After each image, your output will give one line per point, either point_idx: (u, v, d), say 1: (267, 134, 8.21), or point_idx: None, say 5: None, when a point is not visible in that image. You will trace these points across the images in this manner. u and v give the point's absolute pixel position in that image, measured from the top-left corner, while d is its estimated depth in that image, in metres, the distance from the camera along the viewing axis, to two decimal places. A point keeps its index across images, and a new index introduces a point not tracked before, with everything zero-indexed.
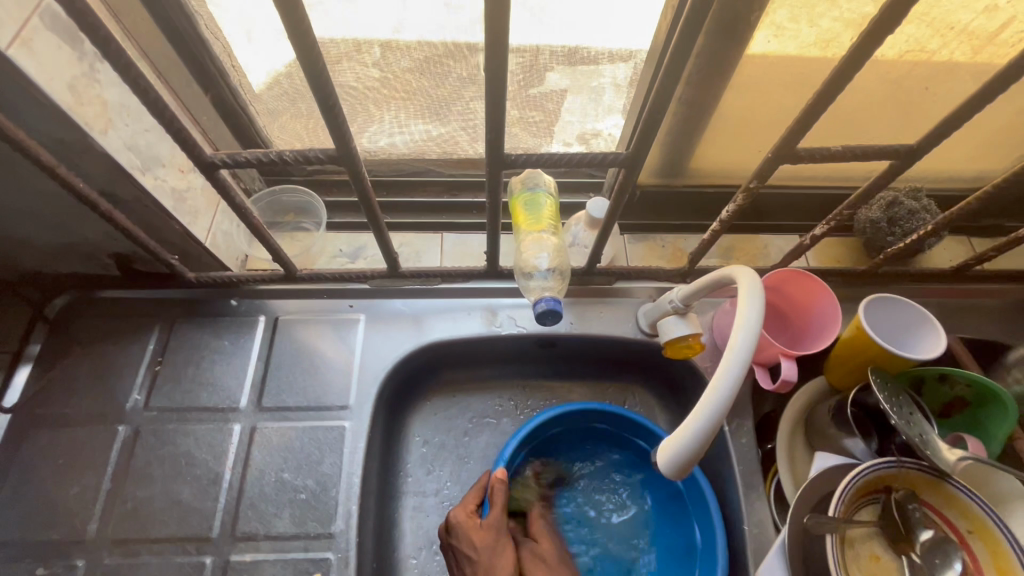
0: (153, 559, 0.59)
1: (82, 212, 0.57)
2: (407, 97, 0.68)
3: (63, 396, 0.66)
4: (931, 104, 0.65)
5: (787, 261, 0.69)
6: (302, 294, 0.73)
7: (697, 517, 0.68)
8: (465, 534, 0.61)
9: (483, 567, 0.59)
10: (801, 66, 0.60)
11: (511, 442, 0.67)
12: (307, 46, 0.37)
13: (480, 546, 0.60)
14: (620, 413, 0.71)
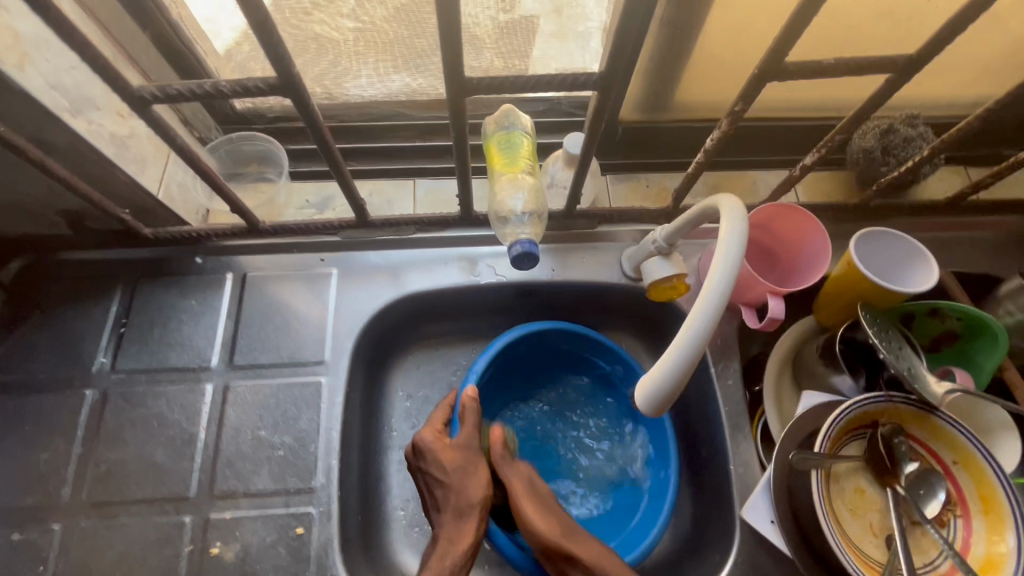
0: (131, 520, 0.58)
1: (15, 163, 0.52)
2: (385, 50, 0.66)
3: (26, 362, 0.63)
4: (930, 19, 0.60)
5: (777, 196, 0.65)
6: (270, 249, 0.69)
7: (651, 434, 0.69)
8: (433, 456, 0.58)
9: (454, 488, 0.56)
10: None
11: (481, 361, 0.66)
12: None
13: (450, 468, 0.57)
14: (586, 334, 0.70)
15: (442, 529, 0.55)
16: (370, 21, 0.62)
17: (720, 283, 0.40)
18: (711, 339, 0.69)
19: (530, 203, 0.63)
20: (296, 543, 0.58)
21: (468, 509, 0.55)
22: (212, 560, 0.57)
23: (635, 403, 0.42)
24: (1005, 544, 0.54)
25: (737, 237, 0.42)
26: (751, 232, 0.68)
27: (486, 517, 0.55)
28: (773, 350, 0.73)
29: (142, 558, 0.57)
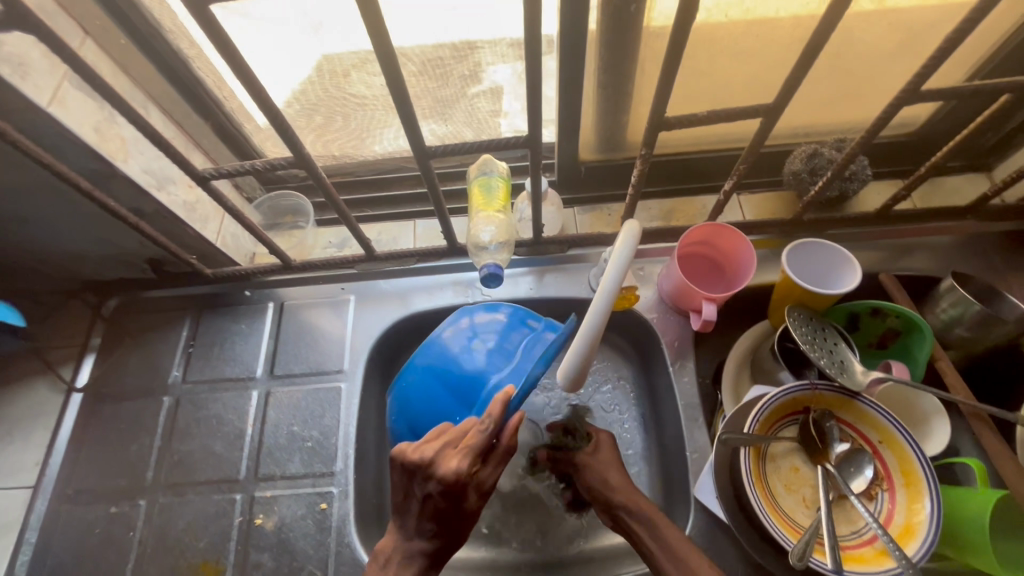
0: (196, 497, 0.74)
1: (117, 226, 0.72)
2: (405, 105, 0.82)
3: (120, 376, 0.82)
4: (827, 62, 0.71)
5: (713, 217, 0.76)
6: (301, 282, 0.86)
7: None
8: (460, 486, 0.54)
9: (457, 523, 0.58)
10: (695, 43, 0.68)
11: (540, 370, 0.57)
12: (255, 87, 0.50)
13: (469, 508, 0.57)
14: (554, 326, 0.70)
15: (414, 553, 0.58)
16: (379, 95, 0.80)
17: (603, 300, 0.51)
18: (669, 342, 0.79)
19: (495, 236, 0.78)
20: (320, 515, 0.72)
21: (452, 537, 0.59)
22: (256, 528, 0.72)
23: (557, 374, 0.56)
24: (921, 511, 0.60)
25: (618, 268, 0.51)
26: (695, 248, 0.79)
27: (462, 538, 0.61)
28: (733, 350, 0.81)
29: (204, 526, 0.72)
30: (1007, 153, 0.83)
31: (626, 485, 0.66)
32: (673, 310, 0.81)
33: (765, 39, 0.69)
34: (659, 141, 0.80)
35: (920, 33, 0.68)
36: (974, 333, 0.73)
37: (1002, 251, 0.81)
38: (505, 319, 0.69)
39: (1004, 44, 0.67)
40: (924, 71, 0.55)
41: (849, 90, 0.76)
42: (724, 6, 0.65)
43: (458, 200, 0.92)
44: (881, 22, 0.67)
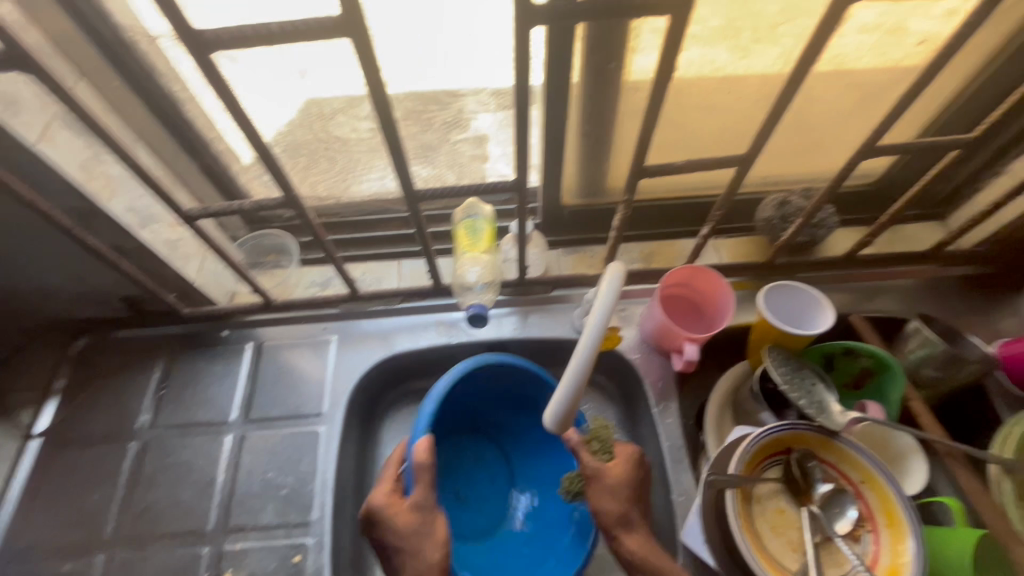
0: (159, 552, 0.70)
1: (94, 263, 0.70)
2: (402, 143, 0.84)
3: (83, 421, 0.78)
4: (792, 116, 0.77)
5: (692, 259, 0.80)
6: (282, 322, 0.85)
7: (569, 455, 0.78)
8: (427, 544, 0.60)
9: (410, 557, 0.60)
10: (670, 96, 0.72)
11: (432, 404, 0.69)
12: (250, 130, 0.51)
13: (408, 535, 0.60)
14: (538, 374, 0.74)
15: None
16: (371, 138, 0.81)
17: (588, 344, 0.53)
18: (652, 383, 0.80)
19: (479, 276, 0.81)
20: (293, 569, 0.68)
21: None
22: None
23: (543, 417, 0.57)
24: (905, 552, 0.61)
25: (604, 305, 0.53)
26: (675, 289, 0.81)
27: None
28: (714, 390, 0.81)
29: None
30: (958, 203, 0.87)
31: (631, 520, 0.63)
32: (655, 351, 0.82)
33: (736, 95, 0.74)
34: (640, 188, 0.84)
35: (874, 92, 0.74)
36: (942, 372, 0.76)
37: (961, 293, 0.86)
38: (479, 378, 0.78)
39: (948, 108, 0.74)
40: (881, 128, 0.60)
41: (814, 142, 0.81)
42: (697, 64, 0.70)
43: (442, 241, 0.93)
44: (840, 83, 0.72)
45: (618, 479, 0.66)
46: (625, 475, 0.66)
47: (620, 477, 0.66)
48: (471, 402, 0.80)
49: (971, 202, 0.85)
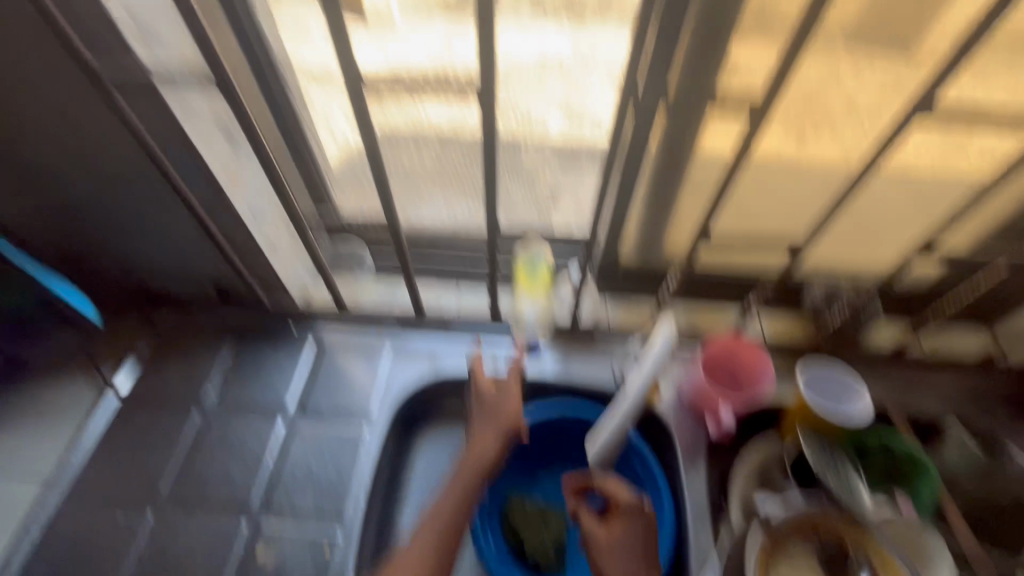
0: (202, 516, 0.75)
1: (204, 247, 0.80)
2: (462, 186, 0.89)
3: (157, 386, 0.86)
4: None
5: (738, 333, 0.85)
6: (345, 326, 0.93)
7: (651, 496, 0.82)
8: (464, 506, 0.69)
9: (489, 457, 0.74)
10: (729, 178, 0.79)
11: None
12: None
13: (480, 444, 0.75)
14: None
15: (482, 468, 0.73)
16: (446, 169, 0.87)
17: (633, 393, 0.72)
18: (682, 441, 0.83)
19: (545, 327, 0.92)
20: (322, 557, 0.73)
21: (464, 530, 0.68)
22: (255, 561, 0.72)
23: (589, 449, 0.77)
24: None
25: (654, 363, 0.70)
26: (717, 356, 0.85)
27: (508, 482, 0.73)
28: (739, 464, 0.80)
29: (205, 548, 0.73)
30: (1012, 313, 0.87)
31: None
32: (689, 410, 0.85)
33: (796, 183, 0.80)
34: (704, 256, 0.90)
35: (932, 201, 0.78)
36: (979, 482, 0.76)
37: (1005, 407, 0.86)
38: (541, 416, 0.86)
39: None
40: None
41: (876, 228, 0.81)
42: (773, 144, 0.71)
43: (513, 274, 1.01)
44: (893, 191, 0.78)
45: (619, 545, 0.66)
46: (638, 542, 0.67)
47: (620, 543, 0.66)
48: (537, 437, 0.89)
49: None
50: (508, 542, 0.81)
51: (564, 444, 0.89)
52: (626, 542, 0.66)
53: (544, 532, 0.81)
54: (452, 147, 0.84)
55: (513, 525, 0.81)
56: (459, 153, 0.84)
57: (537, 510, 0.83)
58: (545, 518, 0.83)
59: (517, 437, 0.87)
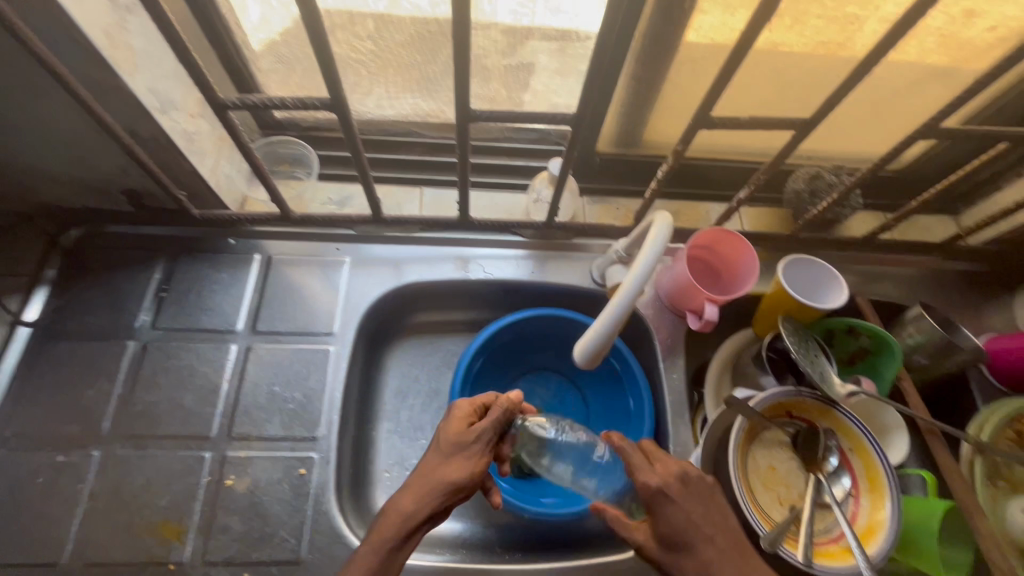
0: (158, 452, 0.69)
1: (105, 148, 0.65)
2: (399, 72, 0.78)
3: (79, 315, 0.75)
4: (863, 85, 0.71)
5: (721, 223, 0.79)
6: (291, 237, 0.82)
7: (631, 392, 0.82)
8: (444, 460, 0.59)
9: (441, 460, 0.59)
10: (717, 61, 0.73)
11: (473, 345, 0.80)
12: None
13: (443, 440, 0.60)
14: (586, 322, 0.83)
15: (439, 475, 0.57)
16: (381, 51, 0.75)
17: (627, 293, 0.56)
18: (661, 338, 0.82)
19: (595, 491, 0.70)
20: (298, 481, 0.69)
21: (448, 490, 0.56)
22: (225, 490, 0.67)
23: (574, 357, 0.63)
24: (882, 515, 0.65)
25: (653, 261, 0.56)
26: (699, 251, 0.81)
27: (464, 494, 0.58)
28: (714, 356, 0.84)
29: (167, 483, 0.67)
30: (974, 201, 0.90)
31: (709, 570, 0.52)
32: (669, 308, 0.83)
33: (792, 60, 0.73)
34: (698, 142, 0.83)
35: (928, 79, 0.74)
36: (932, 359, 0.80)
37: (959, 288, 0.90)
38: (516, 323, 0.83)
39: (1008, 90, 0.71)
40: (944, 111, 0.59)
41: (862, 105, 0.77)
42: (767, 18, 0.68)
43: (483, 174, 0.92)
44: (894, 72, 0.74)
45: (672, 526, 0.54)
46: (692, 518, 0.54)
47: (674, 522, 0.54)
48: (513, 343, 0.87)
49: (986, 201, 0.88)
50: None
51: (537, 345, 0.89)
52: (675, 525, 0.54)
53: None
54: (392, 28, 0.73)
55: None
56: (399, 35, 0.73)
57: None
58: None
59: (492, 345, 0.84)
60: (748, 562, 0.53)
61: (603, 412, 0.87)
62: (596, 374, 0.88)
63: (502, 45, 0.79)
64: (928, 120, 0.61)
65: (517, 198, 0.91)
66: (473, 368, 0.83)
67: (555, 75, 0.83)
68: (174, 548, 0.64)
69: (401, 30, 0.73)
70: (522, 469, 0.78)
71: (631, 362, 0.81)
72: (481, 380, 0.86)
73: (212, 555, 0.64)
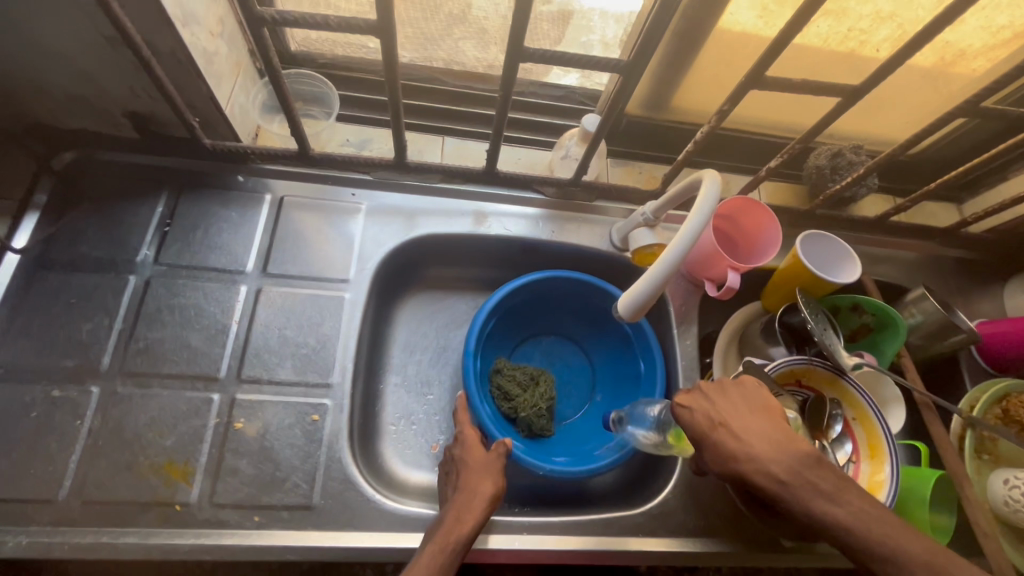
0: (163, 391, 0.65)
1: (116, 62, 0.60)
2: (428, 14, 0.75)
3: (74, 245, 0.70)
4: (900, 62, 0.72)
5: (745, 193, 0.79)
6: (305, 178, 0.78)
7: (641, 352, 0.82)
8: (476, 478, 0.66)
9: (469, 471, 0.67)
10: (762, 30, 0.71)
11: (488, 302, 0.78)
12: None
13: (466, 459, 0.69)
14: (601, 285, 0.82)
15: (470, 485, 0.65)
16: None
17: (676, 250, 0.56)
18: (676, 304, 0.83)
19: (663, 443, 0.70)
20: (311, 427, 0.67)
21: (488, 501, 0.64)
22: (235, 433, 0.65)
23: (613, 310, 0.63)
24: (882, 476, 0.69)
25: (701, 218, 0.56)
26: (721, 221, 0.81)
27: (497, 500, 0.66)
28: (724, 327, 0.85)
29: (172, 424, 0.64)
30: (978, 190, 0.93)
31: (731, 457, 0.55)
32: (686, 275, 0.84)
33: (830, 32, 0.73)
34: (746, 102, 0.81)
35: (959, 61, 0.75)
36: (929, 339, 0.83)
37: (957, 274, 0.93)
38: (527, 285, 0.81)
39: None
40: (986, 90, 0.60)
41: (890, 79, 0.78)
42: None
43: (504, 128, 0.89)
44: (928, 52, 0.74)
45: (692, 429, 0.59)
46: (714, 411, 0.58)
47: (691, 426, 0.59)
48: (524, 304, 0.86)
49: (991, 191, 0.91)
50: (500, 408, 0.80)
51: (549, 309, 0.88)
52: (699, 423, 0.58)
53: (536, 395, 0.80)
54: None
55: (504, 389, 0.80)
56: None
57: (528, 375, 0.82)
58: (536, 382, 0.82)
59: (505, 305, 0.83)
60: (779, 427, 0.56)
61: (612, 377, 0.87)
62: (605, 340, 0.88)
63: None
64: (968, 98, 0.62)
65: (540, 155, 0.89)
66: (486, 329, 0.80)
67: (571, 35, 0.81)
68: (181, 489, 0.62)
69: None
70: (533, 427, 0.79)
71: (641, 324, 0.81)
72: (490, 340, 0.85)
73: (221, 497, 0.62)
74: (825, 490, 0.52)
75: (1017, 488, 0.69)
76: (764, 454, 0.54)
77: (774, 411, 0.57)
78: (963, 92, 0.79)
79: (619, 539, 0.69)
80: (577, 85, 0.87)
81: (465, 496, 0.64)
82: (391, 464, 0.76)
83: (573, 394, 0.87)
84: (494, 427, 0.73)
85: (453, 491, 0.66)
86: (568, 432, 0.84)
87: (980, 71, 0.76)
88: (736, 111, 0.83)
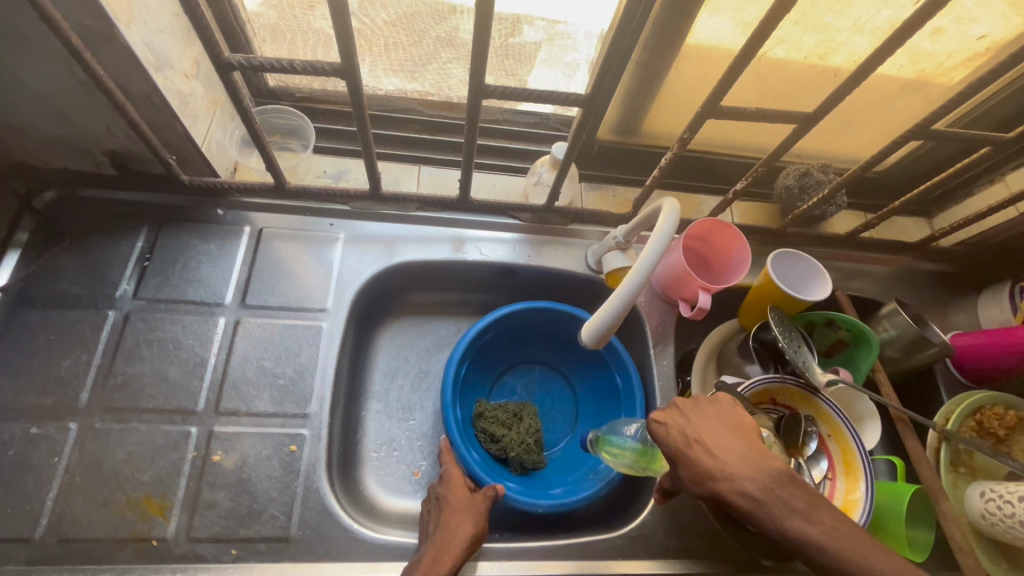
0: (141, 426, 0.66)
1: (93, 105, 0.62)
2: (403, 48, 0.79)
3: (54, 282, 0.71)
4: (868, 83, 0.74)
5: (715, 214, 0.81)
6: (283, 210, 0.79)
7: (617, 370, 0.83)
8: (458, 516, 0.66)
9: (451, 509, 0.67)
10: (724, 59, 0.74)
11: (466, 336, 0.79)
12: None
13: (449, 498, 0.69)
14: (574, 311, 0.83)
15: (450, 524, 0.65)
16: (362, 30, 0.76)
17: (635, 278, 0.58)
18: (652, 325, 0.84)
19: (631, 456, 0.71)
20: (288, 458, 0.67)
21: (468, 541, 0.64)
22: (213, 465, 0.66)
23: (580, 335, 0.64)
24: (856, 494, 0.69)
25: (658, 247, 0.57)
26: (693, 242, 0.83)
27: (477, 541, 0.65)
28: (702, 344, 0.86)
29: (150, 458, 0.65)
30: (947, 205, 0.95)
31: (709, 474, 0.55)
32: (661, 296, 0.85)
33: (789, 58, 0.76)
34: (708, 127, 0.83)
35: (916, 82, 0.77)
36: (904, 353, 0.84)
37: (931, 287, 0.95)
38: (503, 316, 0.82)
39: (991, 98, 0.77)
40: (936, 113, 0.62)
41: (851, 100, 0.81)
42: None
43: (480, 155, 0.91)
44: (885, 74, 0.77)
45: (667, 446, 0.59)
46: (690, 430, 0.58)
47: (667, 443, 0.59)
48: (504, 332, 0.86)
49: (958, 206, 0.93)
50: (489, 451, 0.80)
51: (529, 336, 0.89)
52: (675, 440, 0.58)
53: (521, 431, 0.81)
54: (376, 8, 0.73)
55: (489, 432, 0.80)
56: (383, 14, 0.74)
57: (510, 413, 0.83)
58: (519, 418, 0.83)
59: (484, 338, 0.84)
60: (753, 445, 0.56)
61: (594, 400, 0.88)
62: (585, 363, 0.89)
63: (502, 26, 0.80)
64: (920, 121, 0.64)
65: (516, 180, 0.91)
66: (461, 370, 0.81)
67: (543, 64, 0.84)
68: (157, 524, 0.62)
69: (385, 11, 0.74)
70: (525, 464, 0.79)
71: (617, 345, 0.82)
72: (471, 382, 0.86)
73: (198, 531, 0.62)
74: (801, 510, 0.52)
75: (993, 501, 0.70)
76: (740, 471, 0.54)
77: (749, 430, 0.58)
78: (923, 111, 0.81)
79: (599, 562, 0.69)
80: (550, 112, 0.89)
81: (446, 536, 0.64)
82: (373, 493, 0.76)
83: (557, 418, 0.88)
84: (482, 471, 0.73)
85: (433, 530, 0.66)
86: (556, 461, 0.84)
87: (939, 91, 0.79)
88: (701, 135, 0.85)
